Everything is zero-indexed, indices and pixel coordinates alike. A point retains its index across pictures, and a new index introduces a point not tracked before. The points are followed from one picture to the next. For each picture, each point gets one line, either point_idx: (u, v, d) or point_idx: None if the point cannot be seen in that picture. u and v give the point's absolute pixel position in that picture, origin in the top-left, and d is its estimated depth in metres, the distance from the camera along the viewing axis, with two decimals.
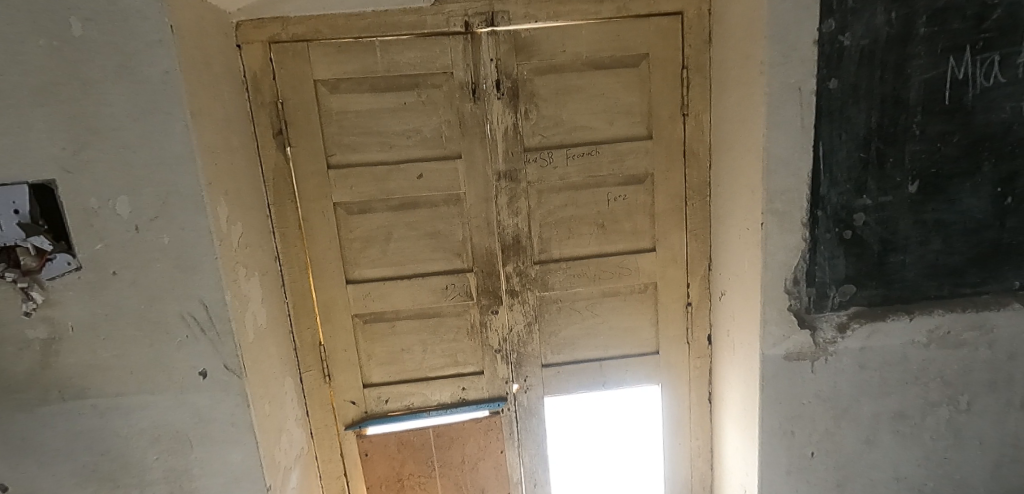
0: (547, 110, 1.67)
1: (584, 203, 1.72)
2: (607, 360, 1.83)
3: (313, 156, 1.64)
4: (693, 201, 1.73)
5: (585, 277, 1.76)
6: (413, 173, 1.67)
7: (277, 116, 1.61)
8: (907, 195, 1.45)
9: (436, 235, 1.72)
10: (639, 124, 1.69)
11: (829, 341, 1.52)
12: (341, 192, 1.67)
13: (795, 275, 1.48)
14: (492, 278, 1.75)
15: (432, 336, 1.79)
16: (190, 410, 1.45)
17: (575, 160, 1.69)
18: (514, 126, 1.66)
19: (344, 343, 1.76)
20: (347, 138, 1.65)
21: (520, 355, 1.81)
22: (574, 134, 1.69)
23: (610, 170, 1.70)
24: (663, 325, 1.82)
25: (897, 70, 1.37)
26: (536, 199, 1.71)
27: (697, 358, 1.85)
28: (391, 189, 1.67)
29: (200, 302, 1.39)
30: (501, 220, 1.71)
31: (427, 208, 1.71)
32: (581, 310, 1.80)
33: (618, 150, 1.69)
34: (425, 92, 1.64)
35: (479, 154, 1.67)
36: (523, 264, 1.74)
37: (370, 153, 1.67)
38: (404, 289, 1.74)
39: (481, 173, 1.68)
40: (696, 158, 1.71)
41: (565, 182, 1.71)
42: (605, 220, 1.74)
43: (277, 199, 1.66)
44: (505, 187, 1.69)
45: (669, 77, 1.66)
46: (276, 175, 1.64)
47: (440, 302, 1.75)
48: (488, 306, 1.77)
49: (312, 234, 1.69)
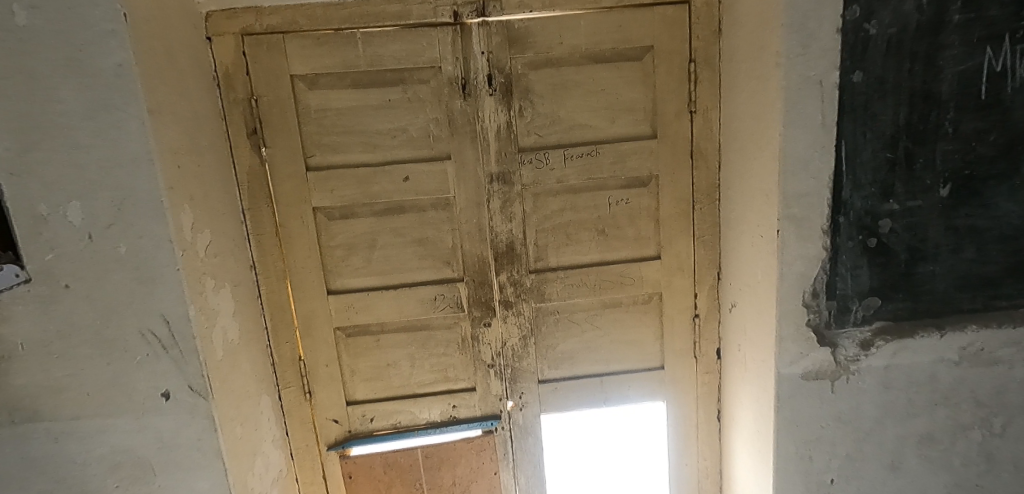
0: (543, 107, 1.54)
1: (583, 207, 1.60)
2: (608, 376, 1.70)
3: (291, 158, 1.52)
4: (701, 204, 1.61)
5: (584, 287, 1.64)
6: (400, 175, 1.55)
7: (251, 114, 1.49)
8: (939, 199, 1.31)
9: (424, 242, 1.60)
10: (642, 122, 1.57)
11: (851, 359, 1.39)
12: (321, 196, 1.55)
13: (815, 287, 1.35)
14: (485, 288, 1.62)
15: (420, 350, 1.66)
16: (153, 435, 1.33)
17: (573, 161, 1.56)
18: (508, 125, 1.54)
19: (326, 357, 1.64)
20: (327, 138, 1.53)
21: (514, 371, 1.69)
22: (573, 133, 1.56)
23: (611, 171, 1.57)
24: (669, 338, 1.68)
25: (927, 62, 1.24)
26: (531, 204, 1.59)
27: (705, 373, 1.71)
28: (375, 193, 1.55)
29: (162, 317, 1.27)
30: (494, 225, 1.59)
31: (414, 212, 1.58)
32: (580, 322, 1.67)
33: (620, 151, 1.56)
34: (411, 88, 1.52)
35: (469, 154, 1.55)
36: (518, 273, 1.62)
37: (352, 154, 1.54)
38: (390, 300, 1.61)
39: (473, 176, 1.56)
40: (705, 159, 1.58)
41: (563, 185, 1.58)
42: (606, 226, 1.61)
43: (253, 204, 1.54)
44: (498, 191, 1.57)
45: (674, 71, 1.53)
46: (251, 178, 1.52)
47: (429, 314, 1.63)
48: (480, 318, 1.64)
49: (291, 242, 1.57)
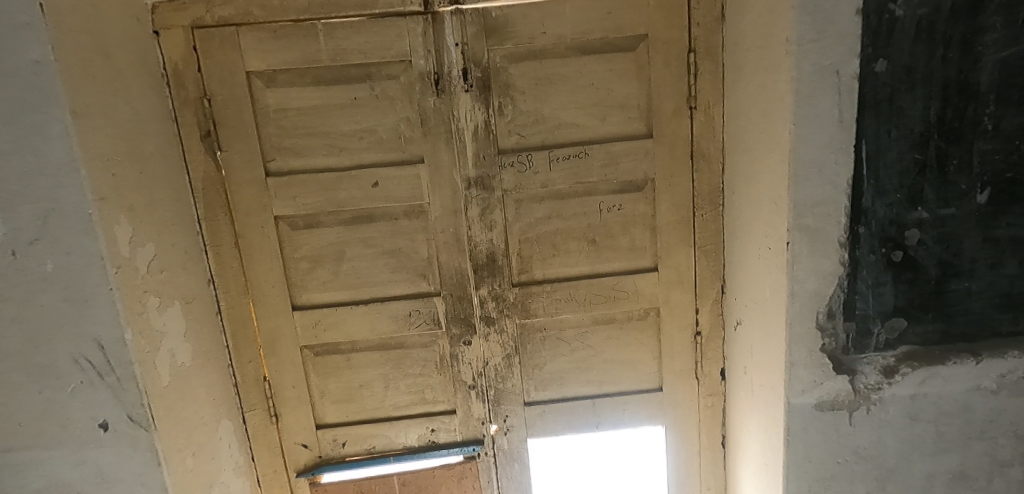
0: (526, 104, 1.39)
1: (571, 215, 1.45)
2: (601, 398, 1.55)
3: (249, 163, 1.39)
4: (702, 211, 1.45)
5: (574, 302, 1.48)
6: (368, 181, 1.41)
7: (204, 115, 1.36)
8: (975, 206, 1.14)
9: (397, 253, 1.46)
10: (637, 119, 1.41)
11: (872, 388, 1.22)
12: (283, 203, 1.42)
13: (830, 307, 1.18)
14: (464, 303, 1.48)
15: (395, 371, 1.52)
16: (92, 469, 1.21)
17: (559, 164, 1.41)
18: (486, 124, 1.39)
19: (293, 378, 1.51)
20: (289, 141, 1.40)
21: (498, 393, 1.54)
22: (559, 133, 1.41)
23: (602, 175, 1.42)
24: (668, 357, 1.52)
25: (964, 48, 1.07)
26: (514, 211, 1.44)
27: (709, 396, 1.55)
28: (341, 200, 1.42)
29: (95, 342, 1.14)
30: (473, 235, 1.44)
31: (385, 221, 1.44)
32: (570, 340, 1.52)
33: (612, 152, 1.41)
34: (379, 84, 1.38)
35: (445, 157, 1.40)
36: (500, 286, 1.47)
37: (316, 158, 1.41)
38: (361, 317, 1.48)
39: (448, 180, 1.41)
40: (706, 161, 1.42)
41: (548, 190, 1.43)
42: (597, 234, 1.46)
43: (209, 212, 1.41)
44: (476, 197, 1.42)
45: (672, 63, 1.37)
46: (206, 185, 1.40)
47: (403, 331, 1.49)
48: (459, 336, 1.50)
49: (252, 253, 1.44)
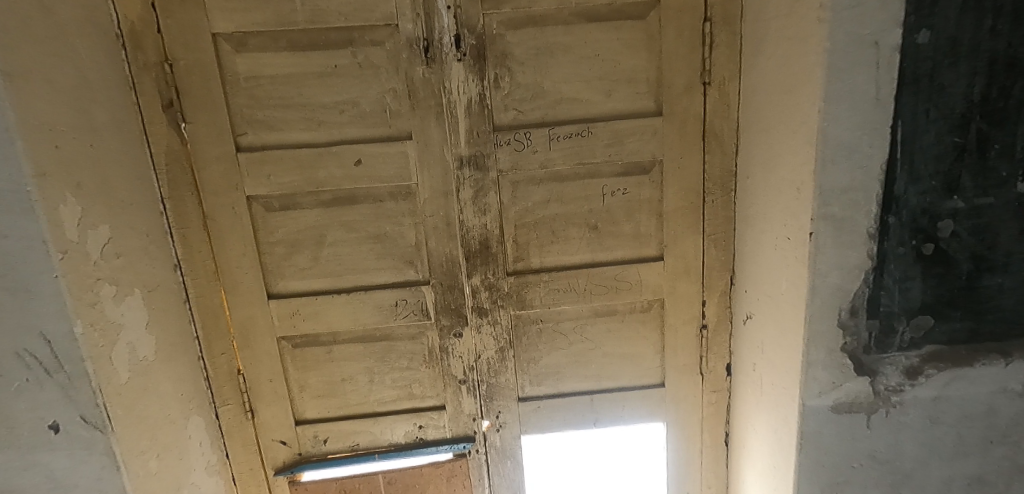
0: (525, 76, 1.27)
1: (571, 199, 1.34)
2: (600, 394, 1.45)
3: (218, 137, 1.27)
4: (712, 196, 1.34)
5: (573, 292, 1.38)
6: (350, 159, 1.29)
7: (166, 81, 1.22)
8: (1015, 196, 1.04)
9: (382, 238, 1.34)
10: (645, 95, 1.29)
11: (893, 390, 1.14)
12: (256, 182, 1.29)
13: (854, 304, 1.08)
14: (454, 292, 1.37)
15: (380, 364, 1.42)
16: (42, 474, 1.08)
17: (560, 143, 1.29)
18: (481, 98, 1.27)
19: (269, 371, 1.40)
20: (263, 113, 1.27)
21: (490, 388, 1.44)
22: (560, 109, 1.29)
23: (606, 155, 1.31)
24: (672, 352, 1.43)
25: (1015, 19, 0.96)
26: (510, 194, 1.33)
27: (713, 392, 1.46)
28: (320, 180, 1.29)
29: (40, 335, 1.01)
30: (465, 219, 1.33)
31: (369, 203, 1.32)
32: (568, 333, 1.42)
33: (617, 130, 1.29)
34: (362, 51, 1.25)
35: (435, 133, 1.28)
36: (493, 275, 1.36)
37: (293, 132, 1.28)
38: (343, 307, 1.36)
39: (439, 159, 1.29)
40: (718, 142, 1.31)
41: (547, 172, 1.32)
42: (599, 220, 1.35)
43: (174, 191, 1.28)
44: (469, 178, 1.31)
45: (685, 33, 1.25)
46: (169, 160, 1.27)
47: (389, 323, 1.38)
48: (449, 328, 1.39)
49: (222, 237, 1.32)
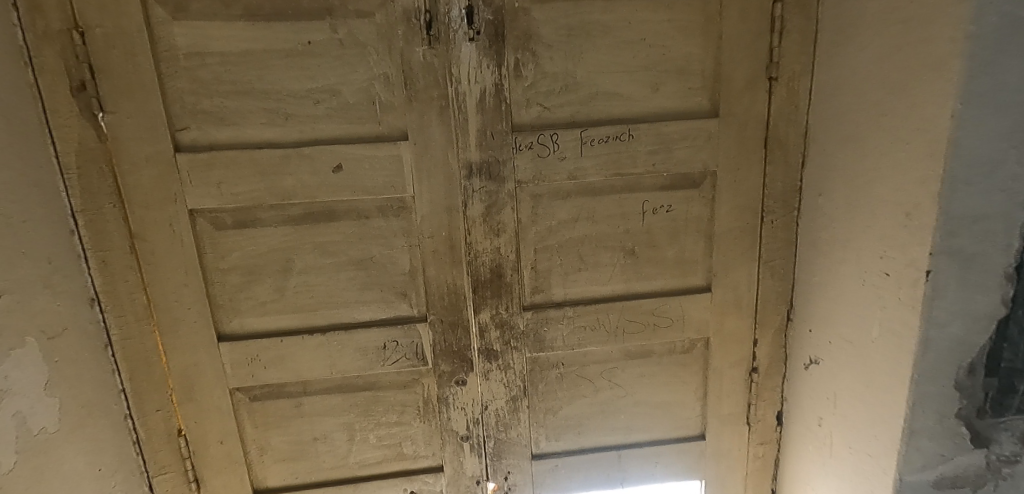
0: (552, 64, 1.00)
1: (604, 217, 1.08)
2: (629, 449, 1.21)
3: (149, 132, 0.96)
4: (773, 216, 1.11)
5: (602, 330, 1.13)
6: (327, 164, 1.00)
7: (76, 56, 0.91)
8: None
9: (367, 264, 1.06)
10: (698, 91, 1.05)
11: (1007, 461, 0.91)
12: (201, 193, 0.99)
13: (974, 360, 0.86)
14: (457, 331, 1.10)
15: (362, 419, 1.14)
16: None
17: (594, 148, 1.04)
18: (497, 89, 1.00)
19: (219, 431, 1.10)
20: (212, 102, 0.97)
21: (498, 445, 1.18)
22: (594, 106, 1.03)
23: (648, 164, 1.06)
24: (715, 399, 1.20)
25: None
26: (530, 211, 1.07)
27: (760, 445, 1.23)
28: (288, 190, 1.01)
29: None
30: (473, 241, 1.06)
31: (351, 220, 1.04)
32: (594, 379, 1.17)
33: (663, 134, 1.04)
34: (345, 24, 0.96)
35: (437, 132, 1.01)
36: (507, 310, 1.10)
37: (251, 128, 0.99)
38: (315, 350, 1.08)
39: (442, 166, 1.02)
40: (783, 150, 1.08)
41: (575, 184, 1.06)
42: (636, 243, 1.10)
43: (89, 202, 0.97)
44: (479, 190, 1.04)
45: (751, 15, 1.01)
46: (82, 162, 0.96)
47: (374, 369, 1.10)
48: (450, 374, 1.12)
49: (156, 262, 1.01)
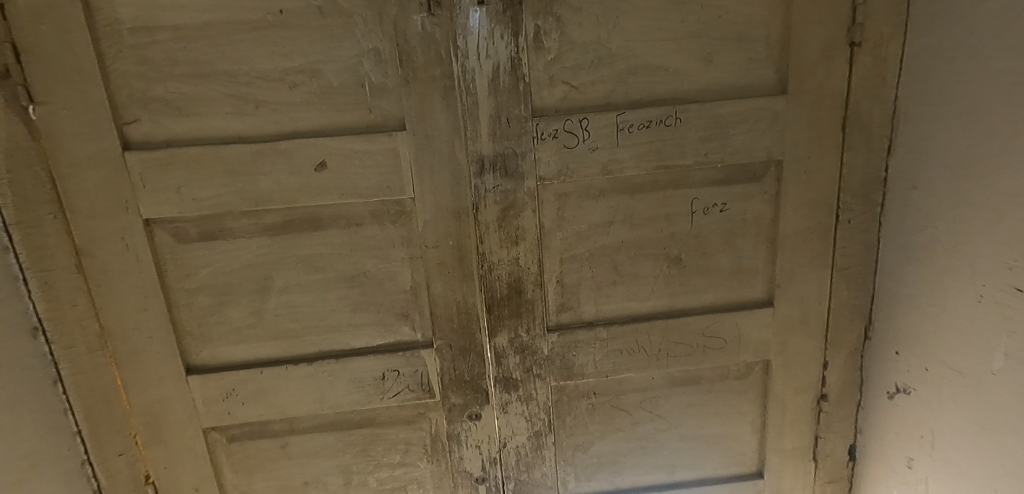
0: (581, 32, 0.81)
1: (644, 219, 0.89)
2: (673, 491, 1.03)
3: (91, 126, 0.79)
4: (850, 214, 0.91)
5: (642, 354, 0.94)
6: (308, 161, 0.83)
7: None
8: None
9: (361, 281, 0.89)
10: (761, 63, 0.85)
11: None
12: (159, 199, 0.82)
13: None
14: (470, 357, 0.93)
15: (360, 460, 0.97)
16: None
17: (632, 136, 0.85)
18: (513, 64, 0.81)
19: (193, 477, 0.94)
20: (166, 89, 0.80)
21: (519, 487, 1.00)
22: (633, 83, 0.84)
23: (699, 154, 0.86)
24: (776, 432, 1.01)
25: None
26: (554, 214, 0.88)
27: (829, 484, 1.04)
28: (262, 194, 0.83)
29: None
30: (487, 251, 0.88)
31: (339, 228, 0.87)
32: (632, 410, 0.98)
33: (718, 116, 0.85)
34: None
35: (441, 120, 0.82)
36: (528, 333, 0.92)
37: (214, 119, 0.81)
38: (301, 383, 0.91)
39: (447, 161, 0.84)
40: (864, 133, 0.88)
41: (610, 180, 0.87)
42: (683, 250, 0.91)
43: (24, 212, 0.80)
44: (493, 189, 0.85)
45: None
46: (12, 164, 0.78)
47: (372, 403, 0.93)
48: (462, 408, 0.95)
49: (108, 283, 0.84)
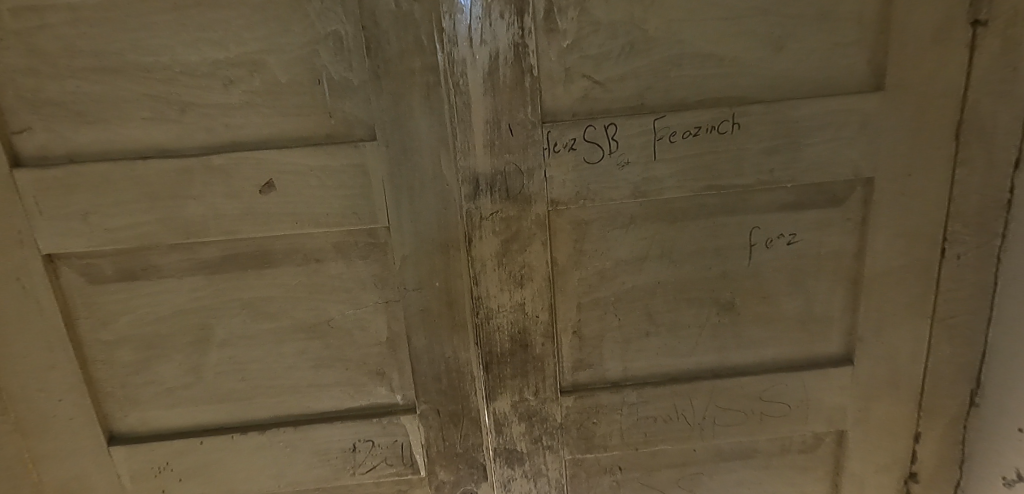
0: (609, 9, 0.61)
1: (687, 254, 0.69)
2: None
3: None
4: (960, 248, 0.69)
5: (681, 422, 0.74)
6: (250, 181, 0.64)
7: None
8: None
9: (324, 331, 0.70)
10: (849, 50, 0.63)
11: None
12: (60, 230, 0.64)
13: None
14: (463, 425, 0.73)
15: None
16: None
17: (674, 148, 0.64)
18: (518, 52, 0.61)
19: None
20: (63, 87, 0.61)
21: None
22: (677, 78, 0.63)
23: (762, 171, 0.66)
24: None
25: None
26: (570, 247, 0.68)
27: None
28: (193, 223, 0.65)
29: None
30: (484, 295, 0.68)
31: (295, 266, 0.68)
32: (667, 489, 0.79)
33: (790, 121, 0.64)
34: None
35: (422, 127, 0.63)
36: (536, 396, 0.73)
37: (128, 127, 0.62)
38: (251, 456, 0.72)
39: (430, 180, 0.64)
40: (985, 143, 0.66)
41: (644, 204, 0.67)
42: (738, 293, 0.71)
43: None
44: (490, 216, 0.66)
45: None
46: None
47: (341, 480, 0.74)
48: (453, 485, 0.76)
49: (3, 334, 0.66)
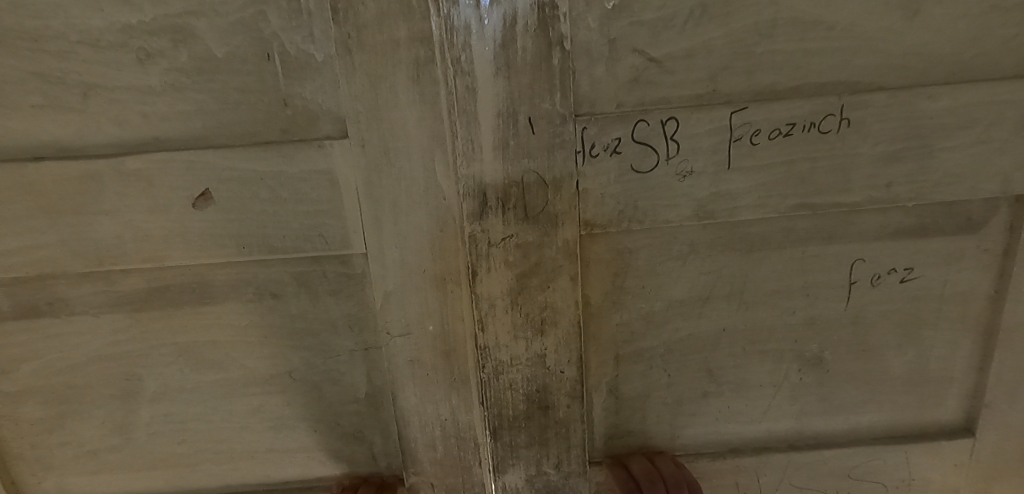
0: None
1: (763, 293, 0.52)
2: None
3: None
4: None
5: None
6: (179, 192, 0.47)
7: None
8: None
9: (285, 383, 0.54)
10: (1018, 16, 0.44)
11: None
12: None
13: None
14: None
15: None
16: None
17: (756, 153, 0.47)
18: (544, 15, 0.42)
19: None
20: None
21: None
22: (766, 55, 0.45)
23: (876, 185, 0.48)
24: None
25: None
26: (608, 281, 0.51)
27: None
28: (105, 247, 0.48)
29: None
30: (491, 344, 0.52)
31: (245, 302, 0.52)
32: None
33: (921, 118, 0.46)
34: None
35: (409, 121, 0.45)
36: (558, 469, 0.56)
37: (11, 117, 0.46)
38: None
39: (421, 194, 0.47)
40: None
41: (708, 227, 0.50)
42: (828, 345, 0.54)
43: None
44: (502, 242, 0.48)
45: None
46: None
47: None
48: None
49: None
